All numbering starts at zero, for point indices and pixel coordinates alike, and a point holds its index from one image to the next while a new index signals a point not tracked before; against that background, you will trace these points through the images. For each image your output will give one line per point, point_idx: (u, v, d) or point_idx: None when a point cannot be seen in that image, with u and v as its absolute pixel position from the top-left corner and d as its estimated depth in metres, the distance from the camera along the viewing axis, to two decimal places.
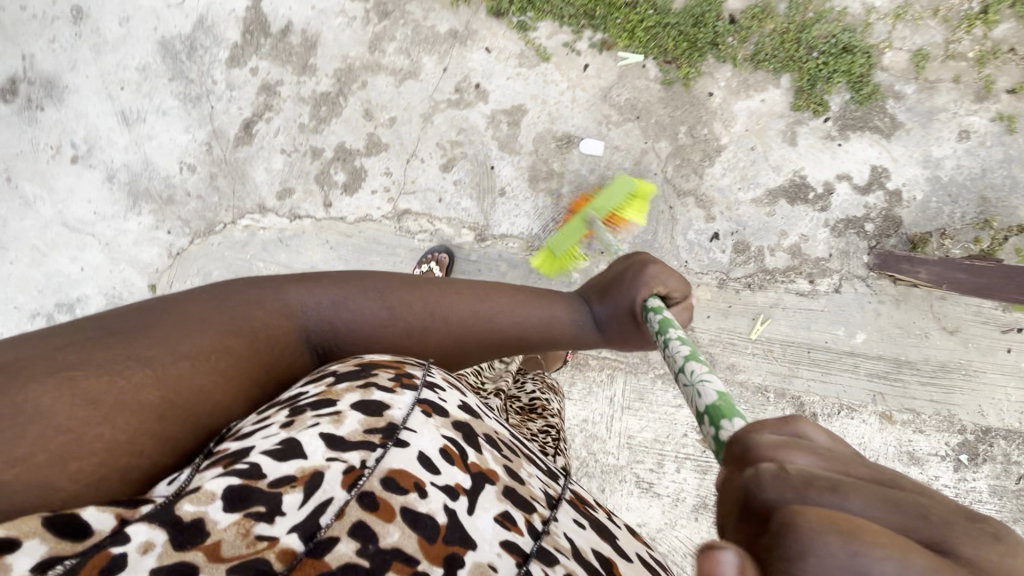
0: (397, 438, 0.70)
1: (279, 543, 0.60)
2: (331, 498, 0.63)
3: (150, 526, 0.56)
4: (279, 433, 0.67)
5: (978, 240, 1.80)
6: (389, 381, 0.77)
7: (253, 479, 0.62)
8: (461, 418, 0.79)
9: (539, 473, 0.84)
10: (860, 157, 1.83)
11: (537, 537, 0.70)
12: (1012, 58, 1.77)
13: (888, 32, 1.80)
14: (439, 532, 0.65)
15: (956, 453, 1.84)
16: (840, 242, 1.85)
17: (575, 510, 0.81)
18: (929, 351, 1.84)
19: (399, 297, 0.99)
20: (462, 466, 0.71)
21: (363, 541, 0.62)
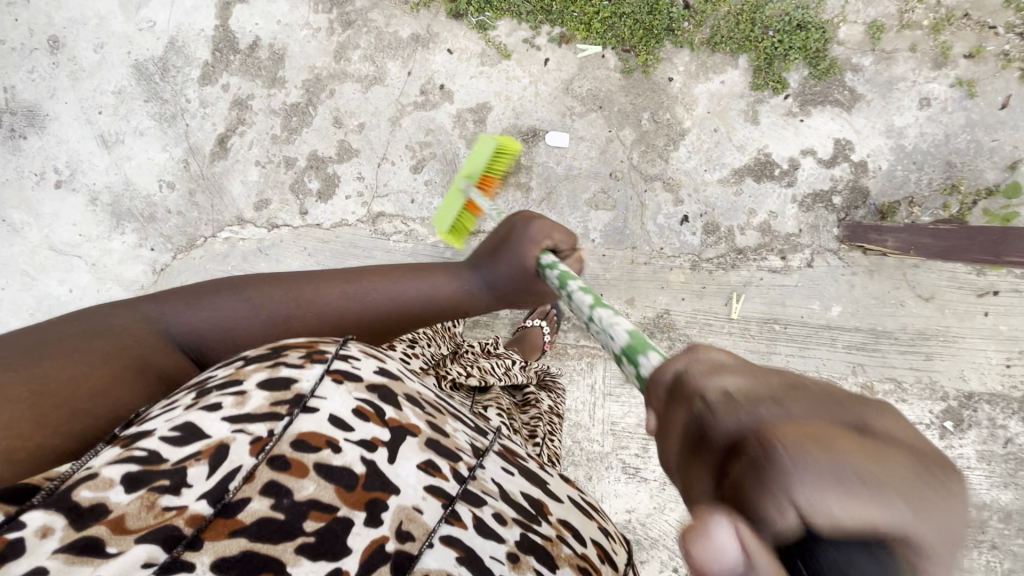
0: (306, 404, 0.64)
1: (188, 510, 0.57)
2: (240, 466, 0.60)
3: (47, 511, 0.53)
4: (180, 414, 0.63)
5: (947, 205, 1.81)
6: (299, 357, 0.69)
7: (153, 463, 0.58)
8: (377, 379, 0.72)
9: (465, 426, 0.81)
10: (822, 131, 1.84)
11: (463, 482, 0.71)
12: (966, 23, 1.78)
13: (842, 6, 1.81)
14: (359, 481, 0.64)
15: (941, 421, 1.83)
16: (809, 216, 1.86)
17: (503, 457, 0.81)
18: (906, 320, 1.84)
19: (268, 295, 0.93)
20: (380, 421, 0.68)
21: (277, 497, 0.60)
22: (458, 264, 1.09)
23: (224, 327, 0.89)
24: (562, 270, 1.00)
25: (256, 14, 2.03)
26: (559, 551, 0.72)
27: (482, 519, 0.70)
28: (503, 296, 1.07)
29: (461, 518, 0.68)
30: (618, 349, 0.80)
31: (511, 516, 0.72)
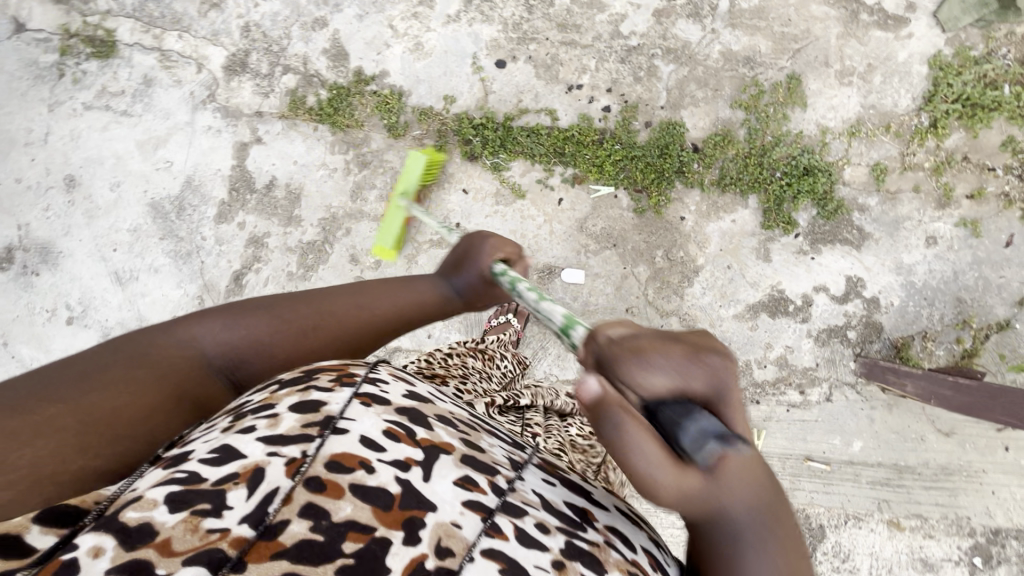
0: (335, 425, 0.62)
1: (233, 535, 0.54)
2: (278, 488, 0.57)
3: (98, 533, 0.53)
4: (217, 440, 0.61)
5: (960, 340, 1.84)
6: (330, 381, 0.68)
7: (192, 484, 0.57)
8: (407, 403, 0.70)
9: (502, 441, 0.77)
10: (834, 268, 1.88)
11: (504, 494, 0.66)
12: (967, 166, 1.84)
13: (845, 150, 1.88)
14: (394, 501, 0.59)
15: (970, 557, 1.81)
16: (825, 350, 1.89)
17: (545, 471, 0.76)
18: (928, 454, 1.83)
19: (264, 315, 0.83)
20: (411, 442, 0.65)
21: (316, 519, 0.56)
22: (432, 275, 1.02)
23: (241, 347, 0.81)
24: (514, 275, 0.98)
25: (272, 155, 2.07)
26: (606, 557, 0.65)
27: (524, 531, 0.63)
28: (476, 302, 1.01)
29: (502, 531, 0.62)
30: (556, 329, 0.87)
31: (556, 525, 0.66)
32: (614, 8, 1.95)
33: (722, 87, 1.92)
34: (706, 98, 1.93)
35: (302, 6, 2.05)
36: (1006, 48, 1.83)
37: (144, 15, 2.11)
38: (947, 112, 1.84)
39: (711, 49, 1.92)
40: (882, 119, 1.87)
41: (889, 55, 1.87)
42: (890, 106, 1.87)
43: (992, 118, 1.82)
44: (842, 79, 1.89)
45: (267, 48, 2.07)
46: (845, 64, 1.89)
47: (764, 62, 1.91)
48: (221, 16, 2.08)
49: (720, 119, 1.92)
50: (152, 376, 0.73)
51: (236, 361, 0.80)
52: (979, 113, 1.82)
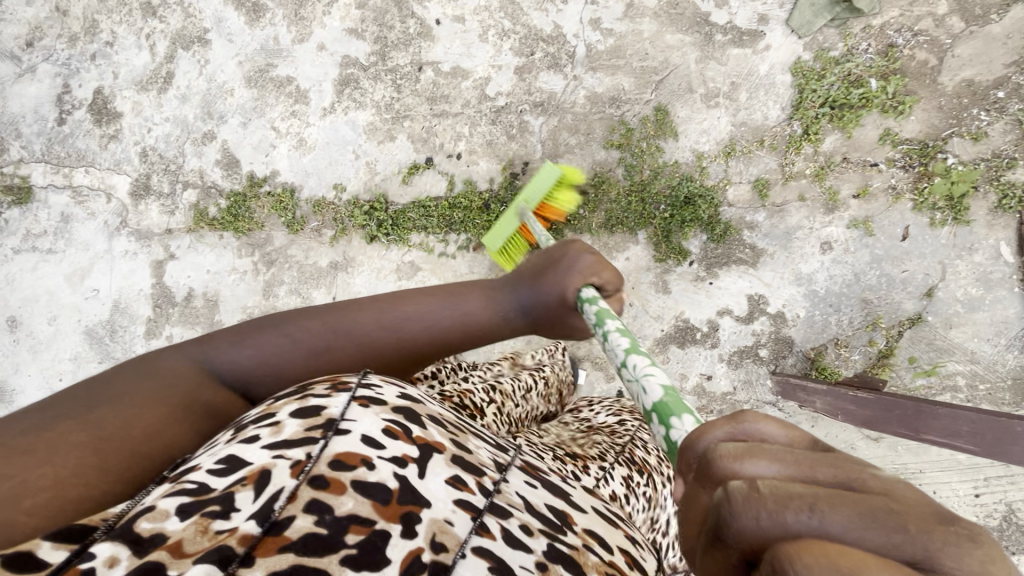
0: (339, 426, 0.59)
1: (239, 531, 0.49)
2: (283, 487, 0.52)
3: (114, 542, 0.46)
4: (223, 451, 0.57)
5: (873, 341, 1.81)
6: (325, 390, 0.65)
7: (202, 493, 0.51)
8: (401, 403, 0.66)
9: (487, 443, 0.75)
10: (733, 289, 1.88)
11: (492, 494, 0.62)
12: (848, 167, 1.82)
13: (724, 171, 1.88)
14: (393, 495, 0.55)
15: None
16: (739, 373, 1.88)
17: (525, 473, 0.73)
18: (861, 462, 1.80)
19: (266, 338, 0.87)
20: (407, 438, 0.61)
21: (319, 514, 0.51)
22: (498, 285, 1.02)
23: (251, 365, 0.85)
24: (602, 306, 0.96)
25: (187, 268, 2.18)
26: (585, 559, 0.62)
27: (511, 532, 0.59)
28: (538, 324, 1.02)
29: (489, 528, 0.58)
30: (648, 407, 0.79)
31: (539, 527, 0.62)
32: (476, 73, 2.00)
33: (593, 130, 1.95)
34: (580, 144, 1.95)
35: (191, 124, 2.15)
36: (866, 42, 1.80)
37: (53, 157, 2.23)
38: (818, 117, 1.82)
39: (576, 96, 1.95)
40: (755, 134, 1.87)
41: (750, 70, 1.87)
42: (760, 120, 1.86)
43: (863, 116, 1.80)
44: (708, 102, 1.89)
45: (167, 168, 2.17)
46: (709, 87, 1.89)
47: (629, 99, 1.92)
48: (121, 146, 2.20)
49: (596, 161, 1.94)
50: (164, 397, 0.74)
51: (246, 382, 0.85)
52: (848, 114, 1.80)
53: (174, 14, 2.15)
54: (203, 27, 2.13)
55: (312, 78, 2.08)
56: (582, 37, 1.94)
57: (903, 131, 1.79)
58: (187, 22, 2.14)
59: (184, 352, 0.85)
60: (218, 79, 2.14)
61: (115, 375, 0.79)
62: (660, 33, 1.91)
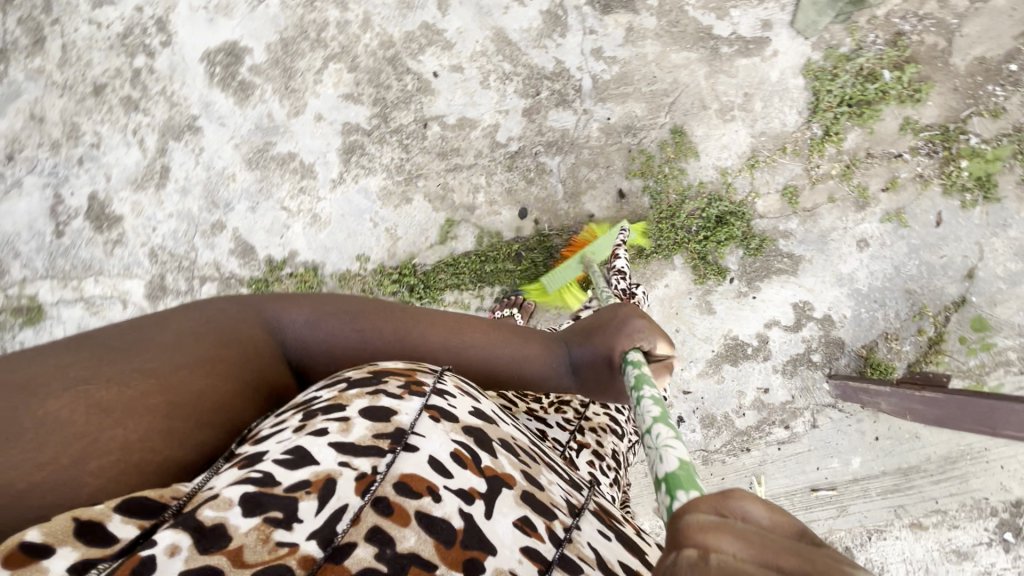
0: (407, 442, 0.67)
1: (300, 548, 0.57)
2: (347, 505, 0.61)
3: (176, 529, 0.55)
4: (291, 441, 0.65)
5: (922, 330, 1.82)
6: (399, 388, 0.73)
7: (268, 486, 0.60)
8: (473, 422, 0.75)
9: (561, 480, 0.81)
10: (778, 300, 1.88)
11: (561, 544, 0.67)
12: (873, 161, 1.82)
13: (751, 184, 1.86)
14: (456, 536, 0.62)
15: (1000, 534, 1.81)
16: (796, 381, 1.89)
17: (600, 521, 0.77)
18: (927, 449, 1.83)
19: (331, 322, 0.83)
20: (476, 470, 0.68)
21: (380, 546, 0.59)
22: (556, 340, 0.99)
23: (316, 345, 0.83)
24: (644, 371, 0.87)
25: None
26: None
27: None
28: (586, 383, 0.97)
29: None
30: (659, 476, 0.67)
31: None
32: (484, 121, 1.95)
33: (613, 162, 1.92)
34: (601, 177, 1.92)
35: (197, 216, 2.08)
36: (873, 33, 1.78)
37: (57, 271, 2.15)
38: (836, 117, 1.80)
39: (589, 129, 1.91)
40: (776, 142, 1.85)
41: (762, 79, 1.84)
42: (779, 127, 1.84)
43: (881, 109, 1.79)
44: (724, 117, 1.86)
45: (180, 265, 2.10)
46: (723, 101, 1.86)
47: (645, 125, 1.89)
48: (127, 250, 2.12)
49: (621, 193, 1.92)
50: (236, 365, 0.73)
51: (304, 364, 0.83)
52: (867, 110, 1.78)
53: (158, 105, 2.06)
54: (191, 114, 2.05)
55: (314, 150, 2.02)
56: (586, 69, 1.90)
57: (923, 118, 1.79)
58: (173, 111, 2.06)
59: (257, 305, 0.82)
60: (216, 165, 2.06)
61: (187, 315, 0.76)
62: (664, 54, 1.87)
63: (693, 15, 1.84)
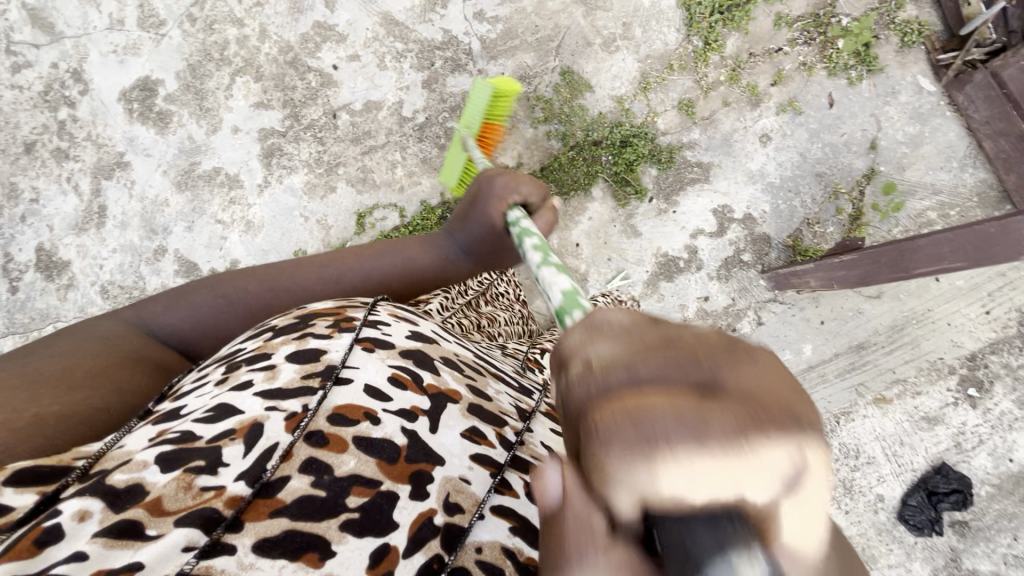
0: (339, 378, 0.78)
1: (228, 489, 0.67)
2: (277, 442, 0.71)
3: (85, 497, 0.63)
4: (214, 400, 0.76)
5: (841, 210, 1.86)
6: (327, 330, 0.85)
7: (188, 442, 0.70)
8: (412, 347, 0.87)
9: (511, 390, 0.98)
10: (698, 209, 1.92)
11: (512, 447, 0.84)
12: (757, 60, 1.89)
13: (648, 105, 1.93)
14: (400, 453, 0.74)
15: (964, 392, 1.80)
16: (733, 284, 1.91)
17: (550, 417, 0.98)
18: (872, 323, 1.84)
19: (251, 283, 1.07)
20: (417, 390, 0.81)
21: (319, 472, 0.70)
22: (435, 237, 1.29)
23: (185, 325, 1.04)
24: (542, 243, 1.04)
25: None
26: None
27: (528, 484, 0.81)
28: (477, 259, 1.26)
29: (511, 487, 0.79)
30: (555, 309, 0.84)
31: None
32: (388, 101, 2.04)
33: (516, 113, 2.00)
34: (507, 130, 2.00)
35: (139, 246, 2.16)
36: None
37: (17, 325, 2.22)
38: (712, 26, 1.89)
39: None
40: (663, 62, 1.93)
41: (636, 6, 1.93)
42: (662, 47, 1.92)
43: (752, 10, 1.87)
44: (610, 49, 1.95)
45: (130, 296, 2.17)
46: (605, 34, 1.95)
47: (537, 73, 1.98)
48: (79, 292, 2.19)
49: (528, 140, 1.99)
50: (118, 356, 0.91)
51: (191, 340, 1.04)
52: (738, 13, 1.86)
53: (86, 150, 2.17)
54: (117, 151, 2.16)
55: (236, 161, 2.11)
56: (472, 32, 2.00)
57: (793, 10, 1.86)
58: (101, 153, 2.17)
59: (130, 323, 1.02)
60: (149, 194, 2.15)
61: (64, 348, 0.92)
62: (541, 3, 1.97)
63: None
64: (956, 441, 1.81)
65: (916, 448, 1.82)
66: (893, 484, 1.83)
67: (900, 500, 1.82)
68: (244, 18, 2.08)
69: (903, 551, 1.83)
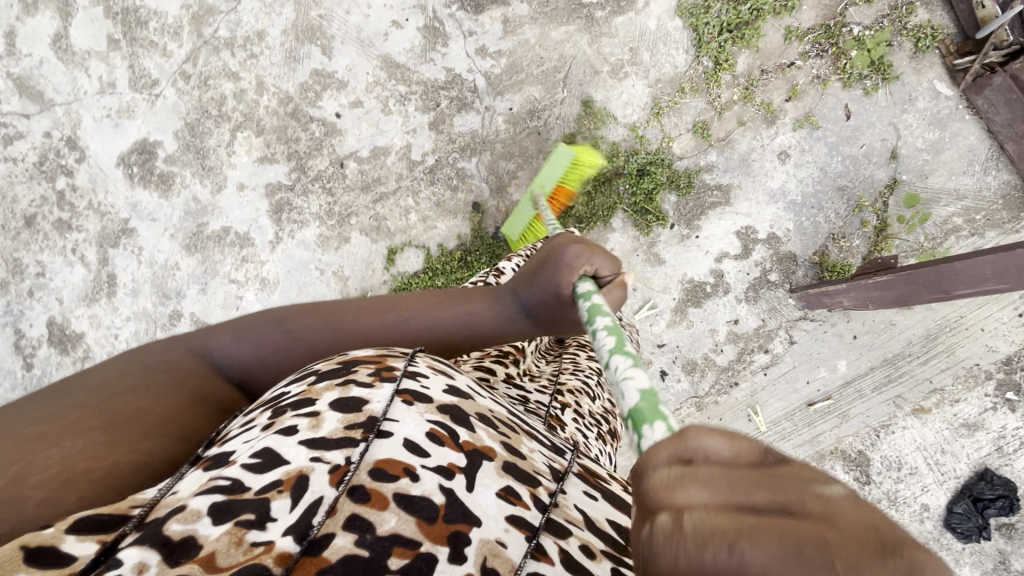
0: (380, 428, 0.60)
1: (277, 546, 0.50)
2: (321, 497, 0.54)
3: (141, 546, 0.47)
4: (258, 443, 0.58)
5: (866, 222, 1.84)
6: (370, 375, 0.66)
7: (238, 492, 0.52)
8: (448, 400, 0.68)
9: (542, 446, 0.76)
10: (721, 233, 1.90)
11: (547, 510, 0.63)
12: (769, 77, 1.85)
13: (662, 131, 1.90)
14: (439, 512, 0.56)
15: (1003, 396, 1.80)
16: (762, 305, 1.89)
17: (584, 482, 0.74)
18: (905, 333, 1.83)
19: (317, 323, 0.86)
20: (455, 446, 0.62)
21: (361, 533, 0.53)
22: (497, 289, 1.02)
23: (254, 360, 0.83)
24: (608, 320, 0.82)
25: None
26: None
27: (568, 551, 0.60)
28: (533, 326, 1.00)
29: (546, 552, 0.58)
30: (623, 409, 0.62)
31: (602, 549, 0.63)
32: (395, 145, 1.99)
33: (528, 149, 1.95)
34: (520, 167, 1.96)
35: (153, 312, 2.12)
36: None
37: None
38: (721, 45, 1.84)
39: (495, 124, 1.96)
40: (674, 85, 1.89)
41: (642, 30, 1.89)
42: (672, 70, 1.88)
43: (761, 26, 1.83)
44: (618, 76, 1.91)
45: None
46: (612, 61, 1.90)
47: (545, 106, 1.93)
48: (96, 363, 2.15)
49: None
50: (177, 387, 0.74)
51: (252, 375, 0.83)
52: (747, 30, 1.82)
53: (89, 219, 2.12)
54: (122, 218, 2.10)
55: (245, 219, 2.06)
56: (476, 68, 1.95)
57: (802, 23, 1.82)
58: (105, 221, 2.11)
59: (191, 340, 0.83)
60: (159, 259, 2.11)
61: (133, 358, 0.78)
62: (544, 33, 1.92)
63: None
64: (997, 446, 1.80)
65: (959, 456, 1.81)
66: (938, 494, 1.82)
67: (945, 508, 1.82)
68: (239, 71, 2.02)
69: (951, 558, 1.84)
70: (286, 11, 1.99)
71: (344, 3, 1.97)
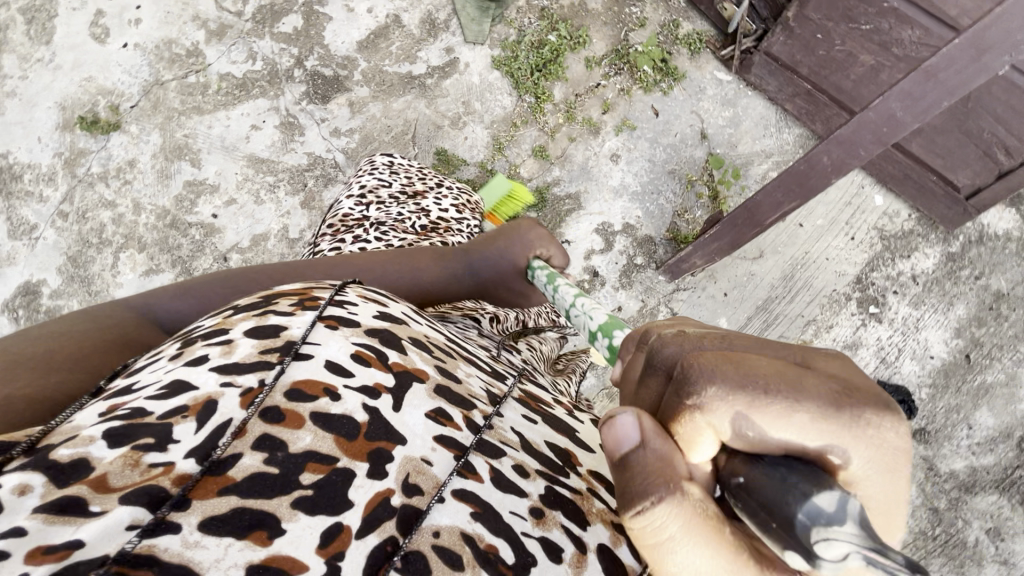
0: (299, 350, 0.61)
1: (177, 468, 0.50)
2: (230, 419, 0.54)
3: (24, 470, 0.45)
4: (168, 375, 0.58)
5: (701, 194, 2.08)
6: (290, 305, 0.67)
7: (137, 417, 0.52)
8: (378, 323, 0.70)
9: (480, 373, 0.80)
10: (583, 234, 2.08)
11: (481, 431, 0.67)
12: (583, 98, 2.15)
13: (508, 162, 2.13)
14: (360, 430, 0.58)
15: (868, 312, 1.95)
16: (638, 287, 2.04)
17: (524, 406, 0.79)
18: (766, 280, 1.99)
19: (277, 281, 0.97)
20: (381, 365, 0.64)
21: (271, 450, 0.53)
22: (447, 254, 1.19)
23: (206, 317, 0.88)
24: (549, 272, 1.18)
25: None
26: (590, 508, 0.68)
27: (501, 471, 0.64)
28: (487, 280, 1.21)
29: (476, 472, 0.62)
30: (596, 327, 0.93)
31: (537, 467, 0.68)
32: (273, 230, 2.14)
33: None
34: None
35: None
36: (526, 17, 2.18)
37: None
38: (536, 83, 2.15)
39: None
40: (507, 122, 2.15)
41: (469, 86, 2.18)
42: (502, 111, 2.16)
43: (564, 61, 2.15)
44: (458, 126, 2.16)
45: None
46: (450, 116, 2.17)
47: None
48: None
49: None
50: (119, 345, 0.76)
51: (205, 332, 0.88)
52: (553, 67, 2.14)
53: None
54: None
55: None
56: (334, 148, 2.17)
57: (597, 52, 2.16)
58: None
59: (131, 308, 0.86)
60: None
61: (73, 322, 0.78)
62: (387, 106, 2.18)
63: (392, 71, 2.19)
64: (879, 358, 1.93)
65: None
66: None
67: None
68: (115, 199, 2.15)
69: None
70: (153, 137, 2.18)
71: (205, 120, 2.18)
